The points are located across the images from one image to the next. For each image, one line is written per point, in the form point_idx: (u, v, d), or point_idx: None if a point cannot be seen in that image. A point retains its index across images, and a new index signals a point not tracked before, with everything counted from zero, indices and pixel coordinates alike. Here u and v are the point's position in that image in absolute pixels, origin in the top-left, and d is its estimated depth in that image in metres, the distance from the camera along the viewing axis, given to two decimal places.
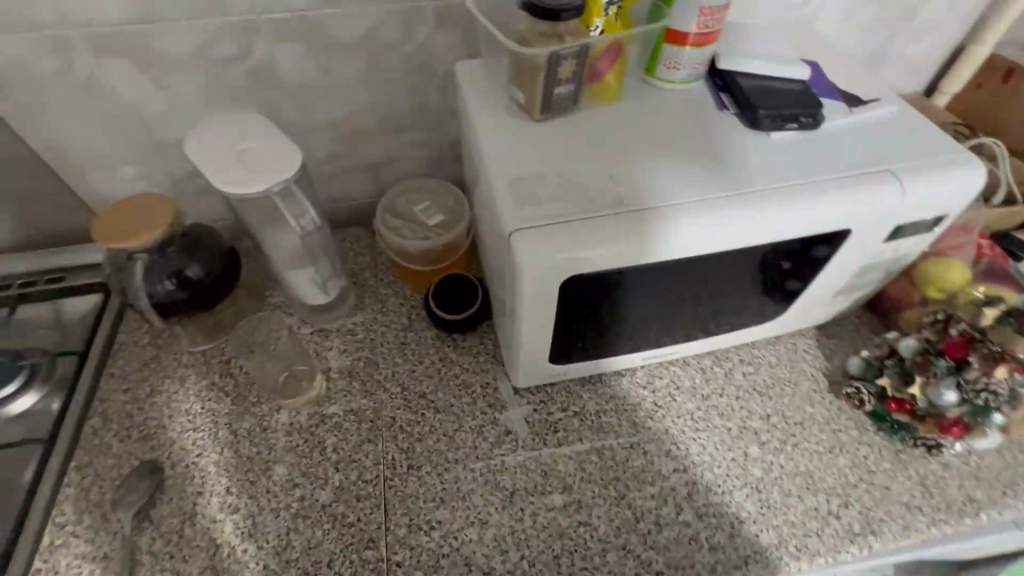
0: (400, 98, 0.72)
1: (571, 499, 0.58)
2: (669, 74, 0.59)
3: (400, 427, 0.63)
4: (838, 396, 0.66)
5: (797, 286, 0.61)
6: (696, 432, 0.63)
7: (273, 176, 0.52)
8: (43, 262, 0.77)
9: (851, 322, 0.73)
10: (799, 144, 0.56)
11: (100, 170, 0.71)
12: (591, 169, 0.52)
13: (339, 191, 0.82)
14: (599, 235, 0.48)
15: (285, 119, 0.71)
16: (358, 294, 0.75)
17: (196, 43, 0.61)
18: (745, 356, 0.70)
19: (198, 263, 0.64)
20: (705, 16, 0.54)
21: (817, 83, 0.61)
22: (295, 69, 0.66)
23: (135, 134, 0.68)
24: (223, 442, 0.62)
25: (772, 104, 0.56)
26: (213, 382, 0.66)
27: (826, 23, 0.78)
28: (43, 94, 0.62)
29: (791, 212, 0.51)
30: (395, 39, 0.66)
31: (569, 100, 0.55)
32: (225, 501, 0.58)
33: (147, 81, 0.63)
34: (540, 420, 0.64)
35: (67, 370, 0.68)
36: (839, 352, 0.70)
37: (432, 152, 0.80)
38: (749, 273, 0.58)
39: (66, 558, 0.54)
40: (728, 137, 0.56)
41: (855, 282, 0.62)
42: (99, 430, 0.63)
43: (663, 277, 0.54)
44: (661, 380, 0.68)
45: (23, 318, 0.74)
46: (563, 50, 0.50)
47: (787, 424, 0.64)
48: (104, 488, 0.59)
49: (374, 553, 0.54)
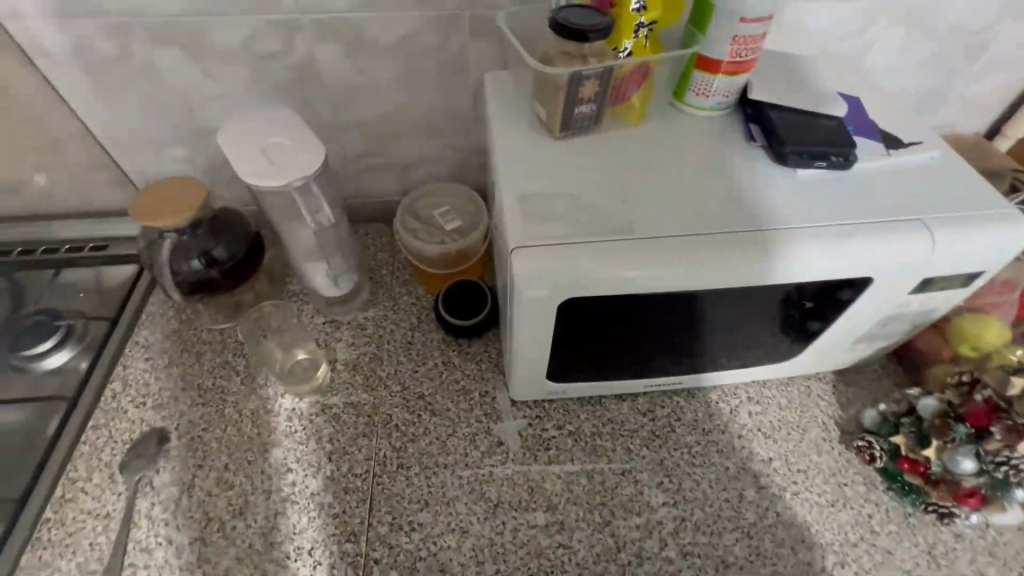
0: (431, 102, 0.73)
1: (554, 519, 0.58)
2: (698, 100, 0.58)
3: (395, 425, 0.64)
4: (848, 447, 0.63)
5: (816, 329, 0.59)
6: (692, 467, 0.62)
7: (295, 172, 0.55)
8: (90, 230, 0.82)
9: (874, 371, 0.69)
10: (825, 184, 0.54)
11: (147, 149, 0.75)
12: (604, 191, 0.52)
13: (366, 187, 0.84)
14: (602, 260, 0.47)
15: (320, 115, 0.73)
16: (372, 290, 0.77)
17: (242, 37, 0.64)
18: (754, 395, 0.67)
19: (223, 245, 0.67)
20: (739, 45, 0.53)
21: (855, 121, 0.59)
22: (333, 67, 0.68)
23: (180, 119, 0.71)
24: (228, 419, 0.64)
25: (803, 139, 0.54)
26: (226, 360, 0.69)
27: (881, 55, 0.74)
28: (100, 76, 0.66)
29: (809, 254, 0.49)
30: (431, 45, 0.67)
31: (591, 120, 0.55)
32: (221, 477, 0.60)
33: (195, 70, 0.66)
34: (533, 435, 0.63)
35: (98, 333, 0.73)
36: (856, 401, 0.67)
37: (459, 157, 0.81)
38: (763, 310, 0.55)
39: (73, 512, 0.58)
40: (752, 171, 0.55)
41: (877, 331, 0.59)
42: (118, 394, 0.67)
43: (669, 307, 0.52)
44: (663, 408, 0.66)
45: (65, 279, 0.79)
46: (586, 70, 0.51)
47: (790, 471, 0.62)
48: (115, 450, 0.62)
49: (354, 547, 0.56)
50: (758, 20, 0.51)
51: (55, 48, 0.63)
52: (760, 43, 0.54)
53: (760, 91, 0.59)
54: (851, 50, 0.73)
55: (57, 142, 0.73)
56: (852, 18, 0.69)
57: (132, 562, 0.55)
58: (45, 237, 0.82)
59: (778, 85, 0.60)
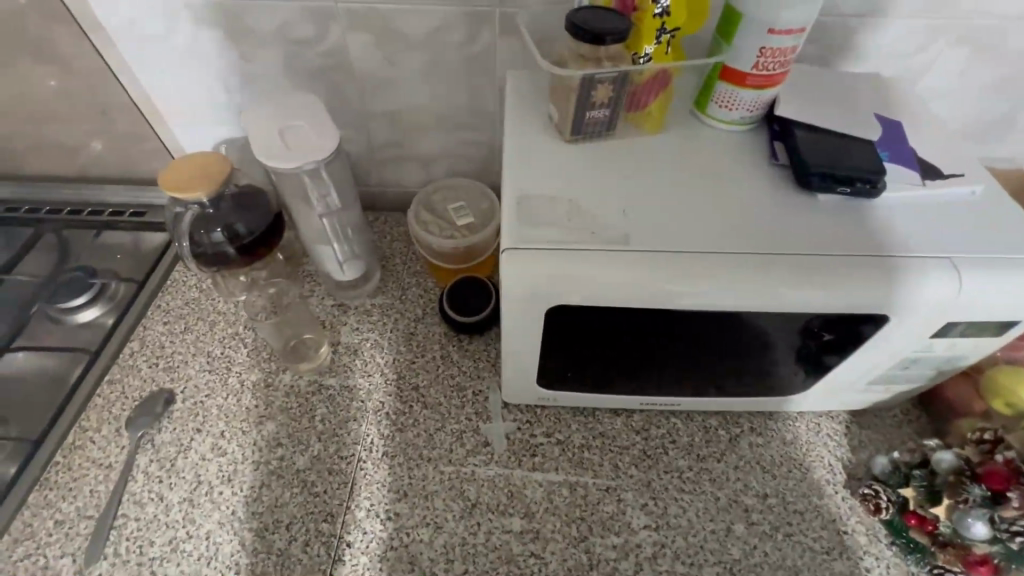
0: (457, 97, 0.73)
1: (530, 527, 0.57)
2: (721, 112, 0.56)
3: (386, 413, 0.65)
4: (853, 494, 0.59)
5: (829, 365, 0.55)
6: (680, 493, 0.59)
7: (308, 156, 0.56)
8: (132, 197, 0.87)
9: (894, 417, 0.65)
10: (848, 213, 0.51)
11: (188, 124, 0.79)
12: (607, 200, 0.51)
13: (389, 177, 0.85)
14: (593, 269, 0.46)
15: (348, 103, 0.75)
16: (383, 277, 0.78)
17: (278, 23, 0.66)
18: (757, 426, 0.64)
19: (245, 221, 0.67)
20: (766, 57, 0.51)
21: (891, 147, 0.55)
22: (362, 57, 0.69)
23: (218, 97, 0.75)
24: (230, 389, 0.67)
25: (828, 162, 0.51)
26: (236, 332, 0.72)
27: (937, 78, 0.69)
28: (149, 52, 0.70)
29: (817, 284, 0.46)
30: (459, 41, 0.67)
31: (604, 125, 0.54)
32: (216, 443, 0.62)
33: (233, 52, 0.69)
34: (520, 439, 0.63)
35: (127, 294, 0.77)
36: (869, 446, 0.62)
37: (482, 153, 0.81)
38: (772, 338, 0.52)
39: (80, 459, 0.62)
40: (769, 191, 0.52)
41: (894, 373, 0.55)
42: (135, 352, 0.70)
43: (666, 324, 0.50)
44: (658, 429, 0.64)
45: (106, 241, 0.84)
46: (599, 74, 0.50)
47: (785, 511, 0.58)
48: (125, 406, 0.66)
49: (329, 527, 0.57)
50: (788, 32, 0.49)
51: (109, 23, 0.67)
52: (790, 57, 0.51)
53: (789, 108, 0.56)
54: (903, 71, 0.68)
55: (106, 110, 0.80)
56: (906, 38, 0.64)
57: (125, 512, 0.58)
58: (92, 199, 0.87)
59: (809, 105, 0.57)
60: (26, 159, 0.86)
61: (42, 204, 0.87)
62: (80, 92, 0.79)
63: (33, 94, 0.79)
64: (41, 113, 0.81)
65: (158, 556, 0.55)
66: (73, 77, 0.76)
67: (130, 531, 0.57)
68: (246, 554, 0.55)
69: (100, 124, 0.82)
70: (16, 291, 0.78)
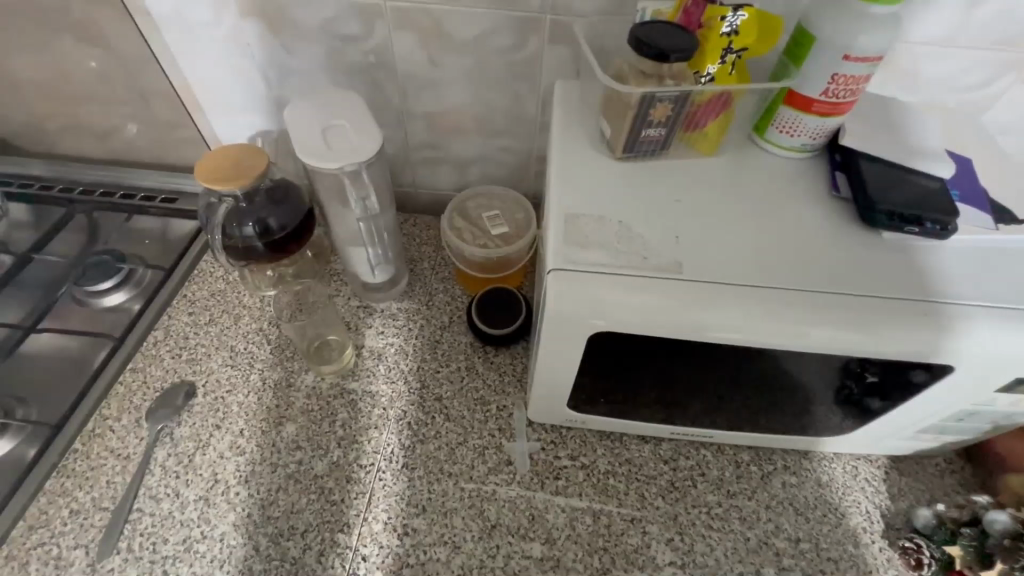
0: (499, 103, 0.72)
1: (550, 554, 0.55)
2: (780, 138, 0.54)
3: (408, 423, 0.63)
4: (890, 546, 0.57)
5: (877, 409, 0.52)
6: (708, 531, 0.57)
7: (351, 157, 0.55)
8: (163, 182, 0.86)
9: (936, 465, 0.61)
10: (912, 254, 0.48)
11: (225, 112, 0.78)
12: (657, 225, 0.49)
13: (422, 178, 0.83)
14: (640, 298, 0.44)
15: (388, 101, 0.73)
16: (410, 281, 0.76)
17: (323, 18, 0.64)
18: (791, 464, 0.61)
19: (276, 216, 0.66)
20: (838, 85, 0.49)
21: (960, 186, 0.53)
22: (406, 56, 0.67)
23: (258, 90, 0.74)
24: (251, 386, 0.66)
25: (893, 199, 0.49)
26: (260, 328, 0.71)
27: (1007, 112, 0.65)
28: (193, 39, 0.69)
29: (876, 329, 0.44)
30: (507, 45, 0.65)
31: (657, 145, 0.52)
32: (235, 442, 0.61)
33: (276, 44, 0.68)
34: (544, 461, 0.61)
35: (153, 281, 0.76)
36: (909, 494, 0.60)
37: (519, 161, 0.79)
38: (822, 379, 0.49)
39: (98, 448, 0.61)
40: (825, 225, 0.50)
41: (948, 423, 0.52)
42: (159, 342, 0.70)
43: (709, 358, 0.48)
44: (687, 460, 0.61)
45: (137, 226, 0.83)
46: (660, 92, 0.48)
47: (818, 558, 0.56)
48: (146, 396, 0.65)
49: (344, 538, 0.56)
50: (864, 60, 0.46)
51: (154, 8, 0.66)
52: (862, 86, 0.49)
53: (853, 137, 0.54)
54: (972, 103, 0.64)
55: (144, 95, 0.80)
56: (979, 68, 0.61)
57: (140, 507, 0.57)
58: (123, 181, 0.87)
59: (877, 136, 0.54)
60: (64, 140, 0.87)
61: (75, 184, 0.87)
62: (121, 76, 0.78)
63: (74, 75, 0.79)
64: (79, 94, 0.81)
65: (171, 555, 0.55)
66: (115, 60, 0.76)
67: (145, 526, 0.56)
68: (259, 560, 0.54)
69: (140, 108, 0.82)
70: (44, 270, 0.78)
